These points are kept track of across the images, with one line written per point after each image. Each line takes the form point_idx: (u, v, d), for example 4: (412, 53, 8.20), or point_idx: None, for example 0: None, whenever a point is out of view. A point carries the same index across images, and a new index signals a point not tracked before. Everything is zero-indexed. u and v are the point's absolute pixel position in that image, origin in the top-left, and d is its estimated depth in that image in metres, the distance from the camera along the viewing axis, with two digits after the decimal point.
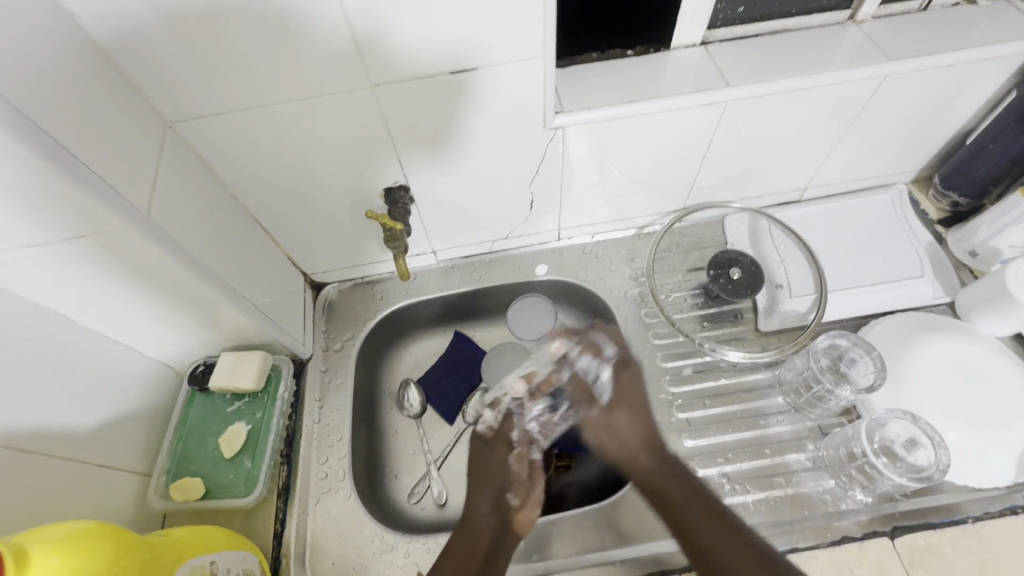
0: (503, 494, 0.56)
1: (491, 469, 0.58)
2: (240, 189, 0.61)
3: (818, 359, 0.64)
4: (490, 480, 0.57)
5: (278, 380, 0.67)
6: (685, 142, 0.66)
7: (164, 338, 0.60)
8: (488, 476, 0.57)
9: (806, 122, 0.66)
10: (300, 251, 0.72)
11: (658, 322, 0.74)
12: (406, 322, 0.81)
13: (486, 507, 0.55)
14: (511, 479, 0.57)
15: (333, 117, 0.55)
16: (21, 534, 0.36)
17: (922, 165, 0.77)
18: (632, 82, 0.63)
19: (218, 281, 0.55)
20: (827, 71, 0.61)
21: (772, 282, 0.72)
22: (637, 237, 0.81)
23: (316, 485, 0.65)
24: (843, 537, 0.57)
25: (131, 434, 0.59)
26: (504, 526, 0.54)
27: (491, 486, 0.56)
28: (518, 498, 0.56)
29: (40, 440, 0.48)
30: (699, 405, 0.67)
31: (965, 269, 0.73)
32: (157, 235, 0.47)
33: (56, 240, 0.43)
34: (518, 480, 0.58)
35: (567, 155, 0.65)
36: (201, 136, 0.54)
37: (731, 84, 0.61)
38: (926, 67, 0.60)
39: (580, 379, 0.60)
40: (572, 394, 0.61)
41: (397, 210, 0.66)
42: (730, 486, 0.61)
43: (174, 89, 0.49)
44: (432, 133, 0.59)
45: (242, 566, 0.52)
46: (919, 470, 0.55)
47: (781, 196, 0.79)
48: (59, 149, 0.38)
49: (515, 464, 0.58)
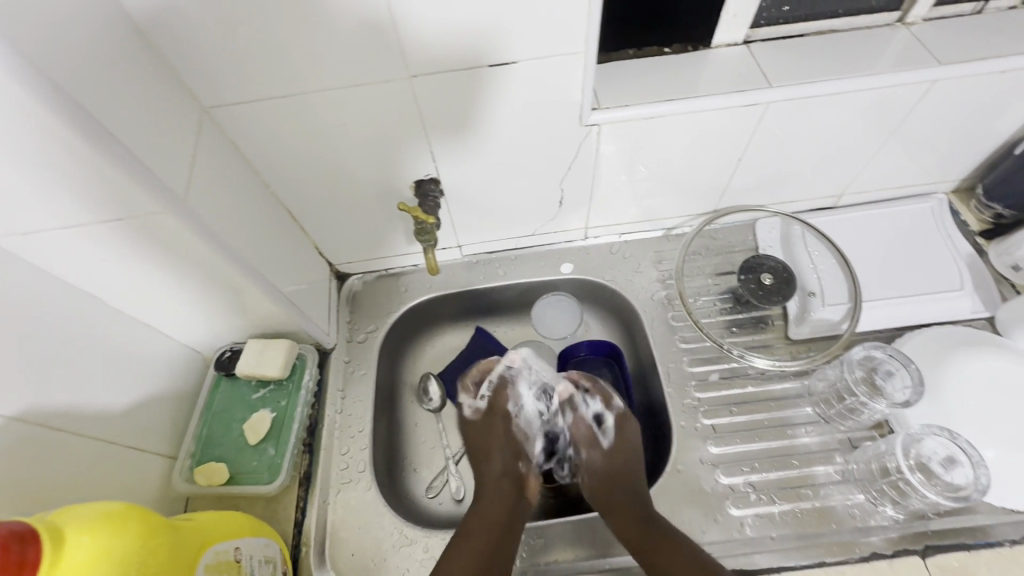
0: (513, 463, 0.61)
1: (495, 438, 0.63)
2: (272, 176, 0.61)
3: (852, 370, 0.62)
4: (494, 448, 0.62)
5: (304, 368, 0.67)
6: (721, 143, 0.64)
7: (192, 322, 0.61)
8: (493, 449, 0.62)
9: (848, 127, 0.64)
10: (327, 240, 0.72)
11: (685, 326, 0.73)
12: (429, 316, 0.81)
13: (498, 470, 0.61)
14: (517, 450, 0.62)
15: (367, 107, 0.55)
16: (55, 512, 0.37)
17: (965, 174, 0.75)
18: (671, 80, 0.61)
19: (249, 269, 0.55)
20: (873, 74, 0.59)
21: (804, 290, 0.70)
22: (665, 238, 0.80)
23: (337, 475, 0.65)
24: (871, 554, 0.56)
25: (158, 417, 0.59)
26: (517, 488, 0.60)
27: (498, 457, 0.62)
28: (526, 465, 0.62)
29: (71, 419, 0.48)
30: (726, 412, 0.66)
31: (1007, 284, 0.71)
32: (192, 220, 0.47)
33: (96, 221, 0.43)
34: (524, 451, 0.63)
35: (600, 153, 0.64)
36: (236, 122, 0.54)
37: (773, 85, 0.59)
38: (978, 73, 0.58)
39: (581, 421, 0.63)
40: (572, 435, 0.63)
41: (428, 203, 0.65)
42: (755, 496, 0.60)
43: (212, 74, 0.49)
44: (466, 126, 0.59)
45: (264, 553, 0.52)
46: (956, 488, 0.53)
47: (815, 202, 0.78)
48: (103, 133, 0.39)
49: (517, 437, 0.63)
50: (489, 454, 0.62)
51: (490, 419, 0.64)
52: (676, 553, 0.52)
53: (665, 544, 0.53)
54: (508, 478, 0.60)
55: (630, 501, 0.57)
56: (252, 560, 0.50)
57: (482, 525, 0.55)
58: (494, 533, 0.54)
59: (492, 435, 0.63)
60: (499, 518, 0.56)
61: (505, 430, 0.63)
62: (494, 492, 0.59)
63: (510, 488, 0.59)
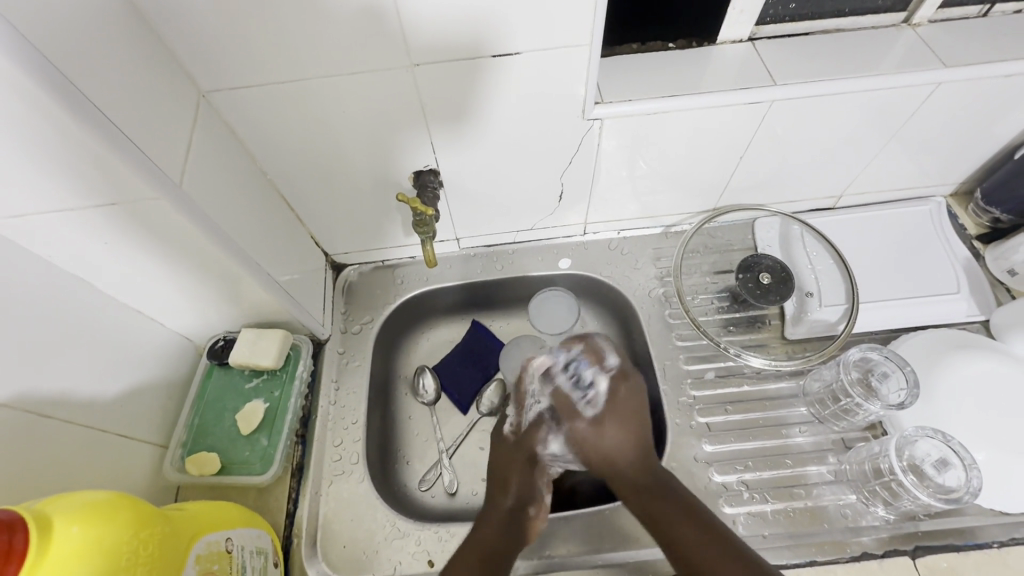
0: (523, 505, 0.58)
1: (514, 471, 0.61)
2: (269, 164, 0.60)
3: (848, 372, 0.62)
4: (510, 481, 0.60)
5: (298, 359, 0.67)
6: (723, 141, 0.64)
7: (186, 310, 0.60)
8: (508, 483, 0.60)
9: (850, 127, 0.64)
10: (323, 230, 0.71)
11: (682, 323, 0.73)
12: (425, 309, 0.80)
13: (503, 510, 0.58)
14: (530, 488, 0.60)
15: (367, 95, 0.54)
16: (43, 500, 0.36)
17: (964, 178, 0.75)
18: (675, 76, 0.61)
19: (244, 257, 0.54)
20: (878, 74, 0.58)
21: (801, 290, 0.70)
22: (664, 235, 0.79)
23: (330, 467, 0.64)
24: (862, 554, 0.56)
25: (150, 405, 0.59)
26: (521, 530, 0.57)
27: (511, 491, 0.59)
28: (537, 508, 0.59)
29: (60, 407, 0.48)
30: (720, 411, 0.66)
31: (1002, 288, 0.71)
32: (187, 206, 0.46)
33: (88, 206, 0.42)
34: (538, 495, 0.60)
35: (601, 148, 0.64)
36: (233, 107, 0.53)
37: (777, 83, 0.59)
38: (982, 76, 0.58)
39: (563, 394, 0.61)
40: (556, 407, 0.61)
41: (427, 194, 0.64)
42: (748, 494, 0.60)
43: (210, 58, 0.48)
44: (466, 117, 0.58)
45: (256, 544, 0.52)
46: (948, 491, 0.53)
47: (815, 203, 0.77)
48: (96, 115, 0.38)
49: (538, 477, 0.61)
50: (501, 488, 0.60)
51: (513, 451, 0.62)
52: (688, 524, 0.52)
53: (677, 515, 0.53)
54: (512, 520, 0.57)
55: (641, 474, 0.57)
56: (244, 551, 0.50)
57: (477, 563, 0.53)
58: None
59: (512, 468, 0.61)
60: (493, 558, 0.54)
61: (522, 466, 0.61)
62: (495, 531, 0.56)
63: (514, 529, 0.57)
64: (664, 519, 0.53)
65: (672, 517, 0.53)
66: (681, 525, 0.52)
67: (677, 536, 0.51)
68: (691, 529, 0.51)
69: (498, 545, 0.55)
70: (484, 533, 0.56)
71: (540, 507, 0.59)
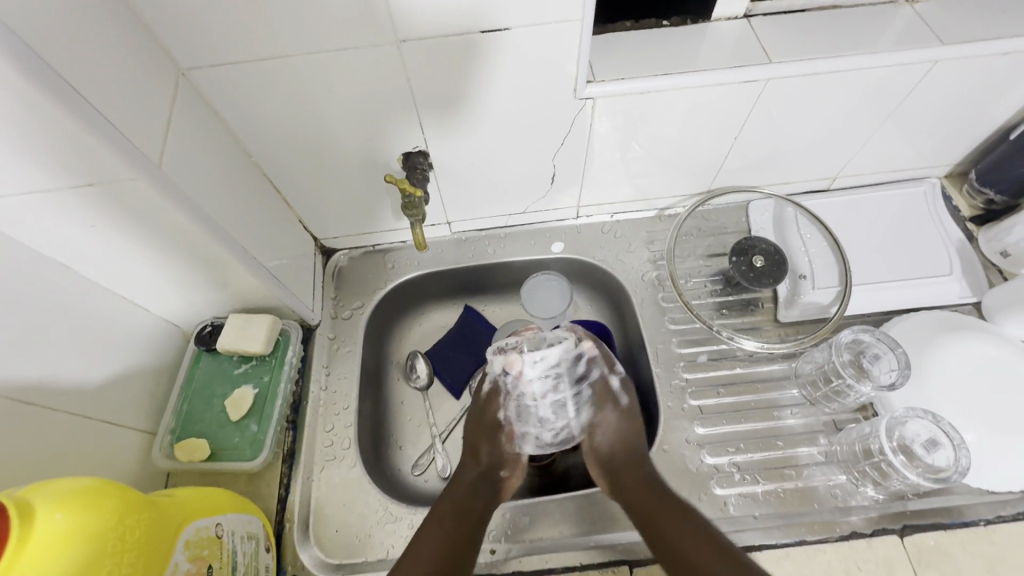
0: (494, 469, 0.60)
1: (484, 438, 0.62)
2: (253, 145, 0.59)
3: (840, 353, 0.62)
4: (481, 446, 0.62)
5: (287, 344, 0.66)
6: (716, 122, 0.63)
7: (171, 295, 0.59)
8: (478, 451, 0.62)
9: (846, 107, 0.63)
10: (311, 214, 0.70)
11: (675, 307, 0.72)
12: (416, 294, 0.79)
13: (475, 473, 0.59)
14: (501, 454, 0.62)
15: (353, 72, 0.52)
16: (25, 487, 0.35)
17: (960, 159, 0.74)
18: (668, 54, 0.59)
19: (229, 241, 0.53)
20: (875, 52, 0.57)
21: (794, 272, 0.70)
22: (658, 218, 0.79)
23: (322, 452, 0.64)
24: (851, 533, 0.56)
25: (136, 392, 0.58)
26: (493, 491, 0.59)
27: (482, 458, 0.61)
28: (509, 471, 0.61)
29: (43, 393, 0.47)
30: (712, 393, 0.66)
31: (994, 270, 0.71)
32: (168, 187, 0.45)
33: (64, 186, 0.41)
34: (508, 458, 0.62)
35: (593, 129, 0.63)
36: (214, 85, 0.51)
37: (773, 61, 0.57)
38: (981, 53, 0.57)
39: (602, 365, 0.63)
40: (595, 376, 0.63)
41: (416, 176, 0.63)
42: (739, 475, 0.60)
43: (188, 34, 0.46)
44: (454, 98, 0.57)
45: (247, 529, 0.52)
46: (937, 470, 0.54)
47: (810, 184, 0.77)
48: (67, 91, 0.36)
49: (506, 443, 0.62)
50: (472, 456, 0.61)
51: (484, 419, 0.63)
52: (679, 524, 0.51)
53: (670, 516, 0.52)
54: (485, 483, 0.59)
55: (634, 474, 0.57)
56: (234, 536, 0.50)
57: (449, 518, 0.54)
58: (462, 531, 0.53)
59: (483, 438, 0.62)
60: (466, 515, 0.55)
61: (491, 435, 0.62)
62: (469, 493, 0.57)
63: (486, 491, 0.58)
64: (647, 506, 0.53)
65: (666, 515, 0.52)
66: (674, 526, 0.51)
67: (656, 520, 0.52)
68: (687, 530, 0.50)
69: (469, 505, 0.56)
70: (460, 495, 0.57)
71: (507, 471, 0.61)
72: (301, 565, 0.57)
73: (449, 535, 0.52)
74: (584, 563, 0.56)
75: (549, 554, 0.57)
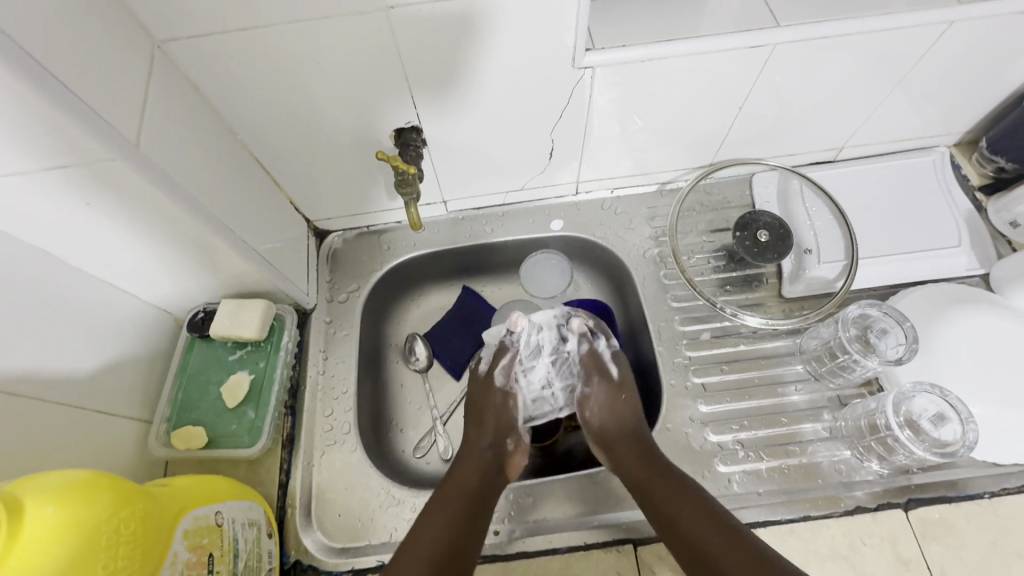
0: (502, 438, 0.60)
1: (490, 407, 0.62)
2: (239, 122, 0.56)
3: (847, 329, 0.61)
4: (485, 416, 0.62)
5: (282, 329, 0.64)
6: (719, 92, 0.61)
7: (160, 280, 0.57)
8: (484, 418, 0.62)
9: (856, 72, 0.60)
10: (303, 194, 0.68)
11: (678, 284, 0.71)
12: (414, 275, 0.78)
13: (482, 444, 0.59)
14: (504, 422, 0.62)
15: (341, 45, 0.50)
16: (12, 482, 0.34)
17: (970, 127, 0.72)
18: (670, 20, 0.57)
19: (216, 224, 0.51)
20: (890, 13, 0.54)
21: (800, 246, 0.68)
22: (659, 193, 0.77)
23: (321, 438, 0.64)
24: (855, 508, 0.56)
25: (129, 380, 0.57)
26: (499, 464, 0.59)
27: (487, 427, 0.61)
28: (513, 442, 0.61)
29: (31, 384, 0.45)
30: (716, 370, 0.65)
31: (1004, 241, 0.70)
32: (148, 167, 0.43)
33: (37, 168, 0.39)
34: (512, 426, 0.62)
35: (592, 101, 0.60)
36: (193, 59, 0.49)
37: (781, 25, 0.55)
38: (1000, 14, 0.54)
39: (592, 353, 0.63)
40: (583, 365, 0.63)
41: (409, 153, 0.61)
42: (743, 453, 0.60)
43: (162, 4, 0.43)
44: (446, 71, 0.54)
45: (247, 516, 0.51)
46: (943, 444, 0.53)
47: (815, 155, 0.75)
48: (32, 66, 0.34)
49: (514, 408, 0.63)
50: (477, 430, 0.61)
51: (486, 388, 0.63)
52: (693, 513, 0.50)
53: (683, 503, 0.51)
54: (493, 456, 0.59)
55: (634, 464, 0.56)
56: (235, 524, 0.49)
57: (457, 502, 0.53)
58: (461, 510, 0.52)
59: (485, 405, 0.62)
60: (471, 488, 0.55)
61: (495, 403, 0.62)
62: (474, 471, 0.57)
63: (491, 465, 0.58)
64: (659, 498, 0.52)
65: (676, 508, 0.51)
66: (697, 527, 0.49)
67: (669, 513, 0.51)
68: (703, 517, 0.50)
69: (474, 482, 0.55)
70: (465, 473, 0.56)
71: (505, 442, 0.60)
72: (306, 549, 0.57)
73: (456, 516, 0.52)
74: (588, 542, 0.56)
75: (552, 534, 0.57)
